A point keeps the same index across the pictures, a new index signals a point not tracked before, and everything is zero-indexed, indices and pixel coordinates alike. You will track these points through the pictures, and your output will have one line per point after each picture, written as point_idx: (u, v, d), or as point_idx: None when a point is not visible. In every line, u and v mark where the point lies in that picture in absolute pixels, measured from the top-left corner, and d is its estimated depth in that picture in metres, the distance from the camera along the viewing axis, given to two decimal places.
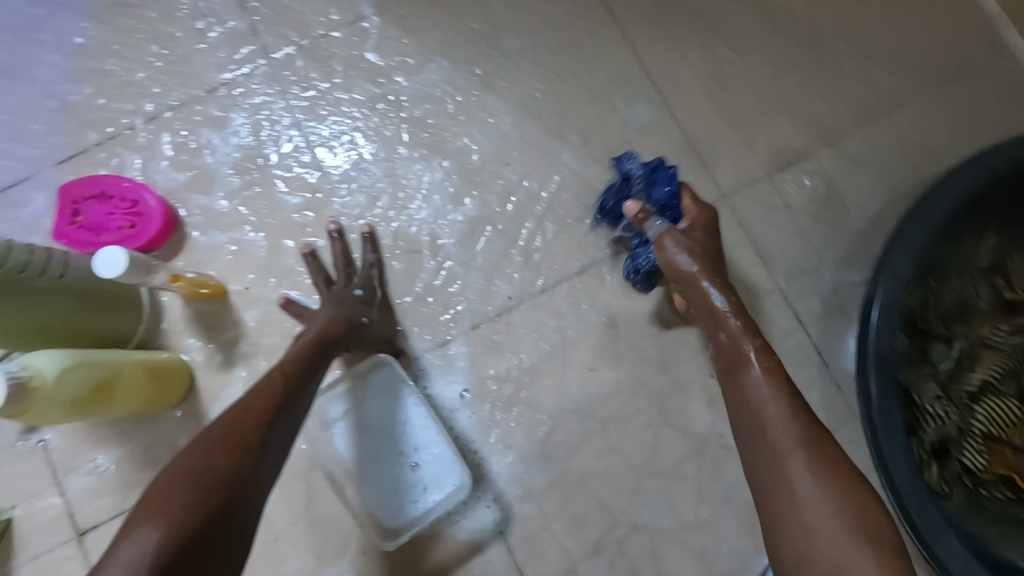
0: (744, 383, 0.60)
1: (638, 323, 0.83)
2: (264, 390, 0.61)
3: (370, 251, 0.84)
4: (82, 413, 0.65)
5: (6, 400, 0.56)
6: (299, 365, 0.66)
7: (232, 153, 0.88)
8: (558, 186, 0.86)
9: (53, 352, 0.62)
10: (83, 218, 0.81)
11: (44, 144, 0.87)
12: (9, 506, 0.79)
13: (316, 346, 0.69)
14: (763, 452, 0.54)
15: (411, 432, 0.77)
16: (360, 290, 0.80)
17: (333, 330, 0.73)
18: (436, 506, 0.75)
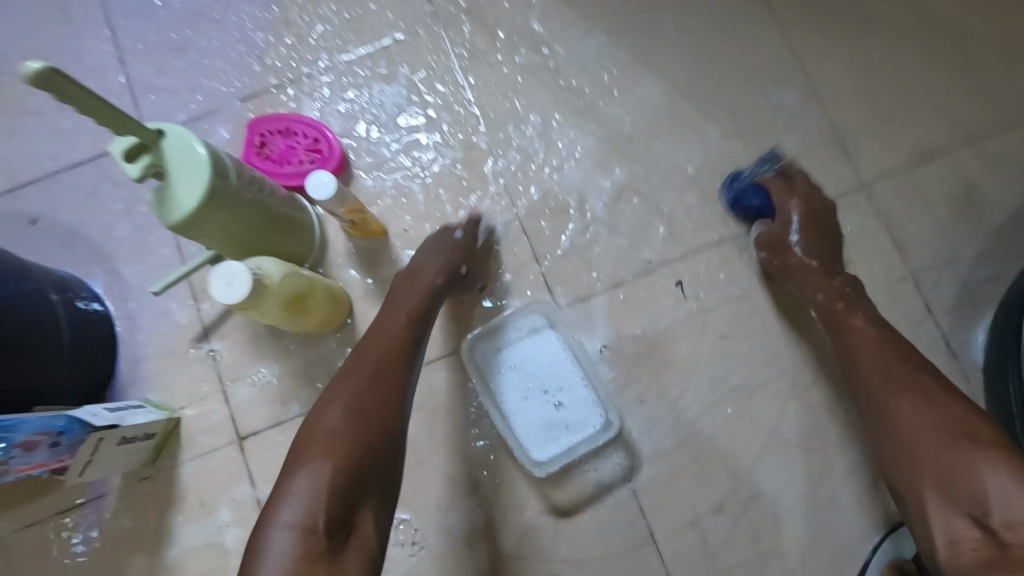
0: (849, 334, 0.73)
1: (772, 297, 0.88)
2: (391, 336, 0.72)
3: (487, 233, 0.89)
4: (287, 316, 0.72)
5: (249, 293, 0.62)
6: (416, 313, 0.76)
7: (399, 105, 0.94)
8: (703, 163, 0.91)
9: (272, 260, 0.68)
10: (269, 149, 0.88)
11: (230, 83, 0.95)
12: (180, 407, 0.87)
13: (425, 292, 0.78)
14: (872, 398, 0.68)
15: (553, 371, 0.83)
16: (460, 234, 0.84)
17: (437, 275, 0.80)
18: (578, 445, 0.81)
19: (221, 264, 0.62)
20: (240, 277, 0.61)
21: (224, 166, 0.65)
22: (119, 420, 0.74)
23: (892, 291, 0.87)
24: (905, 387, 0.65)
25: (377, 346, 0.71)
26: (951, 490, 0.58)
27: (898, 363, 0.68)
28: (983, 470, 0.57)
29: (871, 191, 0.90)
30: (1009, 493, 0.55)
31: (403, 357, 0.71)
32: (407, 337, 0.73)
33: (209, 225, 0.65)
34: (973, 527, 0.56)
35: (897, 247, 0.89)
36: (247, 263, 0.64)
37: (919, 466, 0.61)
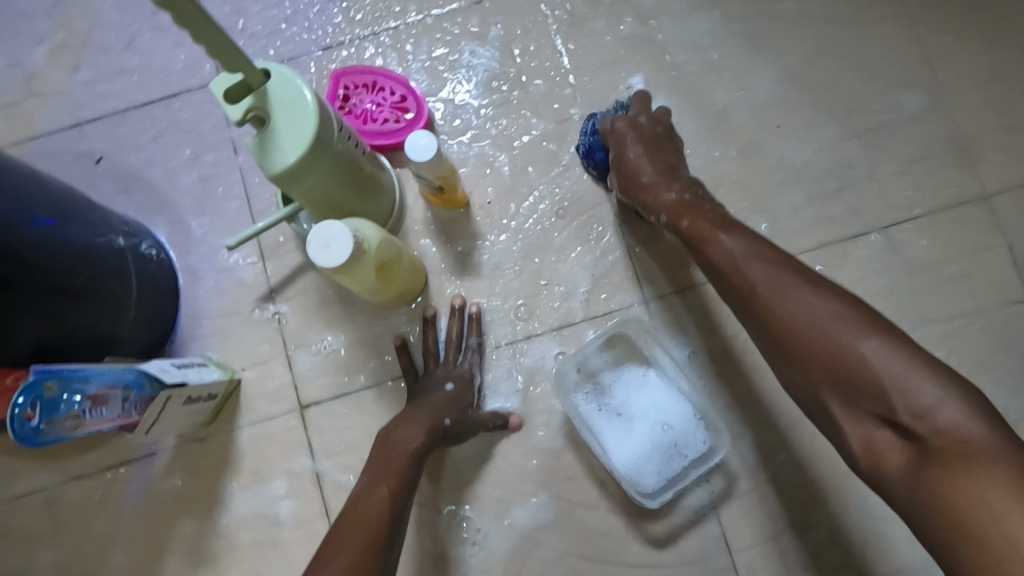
0: (710, 252, 0.66)
1: (876, 307, 0.82)
2: (369, 510, 0.63)
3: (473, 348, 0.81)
4: (373, 285, 0.67)
5: (352, 256, 0.57)
6: (401, 482, 0.66)
7: (490, 69, 0.88)
8: (810, 159, 0.85)
9: (365, 223, 0.63)
10: (352, 104, 0.82)
11: (311, 31, 0.89)
12: (239, 368, 0.83)
13: (406, 460, 0.68)
14: (743, 292, 0.62)
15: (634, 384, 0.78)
16: (452, 386, 0.77)
17: (416, 434, 0.70)
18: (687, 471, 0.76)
19: (321, 223, 0.56)
20: (341, 239, 0.56)
21: (328, 115, 0.59)
22: (185, 378, 0.71)
23: (1005, 312, 0.81)
24: (777, 291, 0.59)
25: (359, 524, 0.61)
26: (848, 388, 0.54)
27: (764, 262, 0.62)
28: (865, 352, 0.53)
29: (992, 202, 0.83)
30: (901, 375, 0.52)
31: (384, 534, 0.61)
32: (389, 507, 0.63)
33: (307, 179, 0.59)
34: (878, 418, 0.53)
35: (1015, 265, 0.82)
36: (346, 223, 0.59)
37: (808, 370, 0.57)
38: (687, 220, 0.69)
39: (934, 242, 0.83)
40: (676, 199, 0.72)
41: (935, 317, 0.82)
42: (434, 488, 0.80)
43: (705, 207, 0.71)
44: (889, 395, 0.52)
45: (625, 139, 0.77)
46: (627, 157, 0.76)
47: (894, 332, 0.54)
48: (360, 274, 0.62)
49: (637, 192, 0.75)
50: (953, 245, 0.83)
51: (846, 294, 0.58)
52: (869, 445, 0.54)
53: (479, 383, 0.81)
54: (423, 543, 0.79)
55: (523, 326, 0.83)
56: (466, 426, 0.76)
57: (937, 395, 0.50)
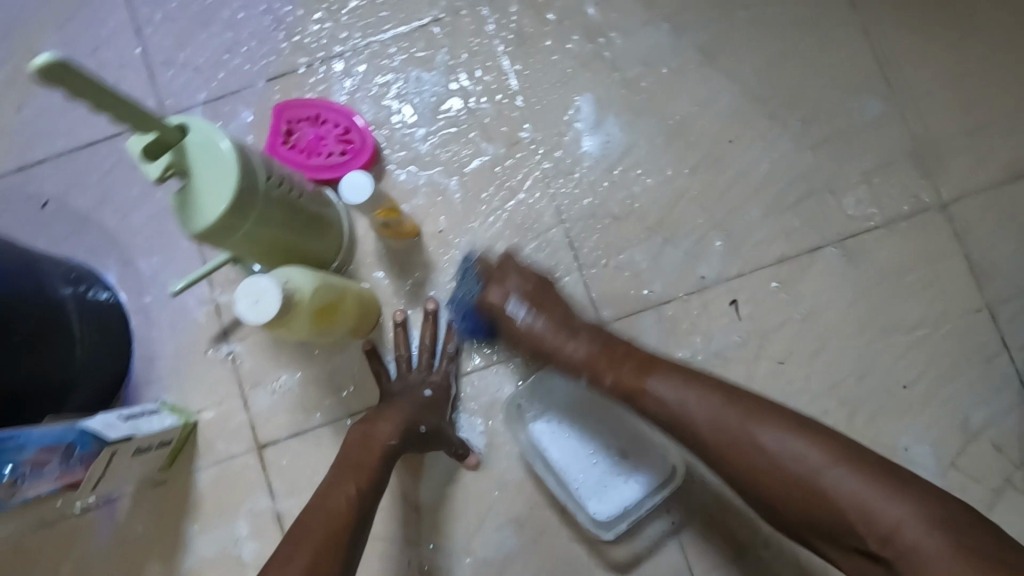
0: (648, 390, 0.64)
1: (836, 322, 0.81)
2: (338, 508, 0.63)
3: (448, 360, 0.80)
4: (317, 330, 0.66)
5: (280, 312, 0.56)
6: (370, 479, 0.67)
7: (437, 95, 0.86)
8: (768, 171, 0.83)
9: (300, 270, 0.62)
10: (296, 139, 0.81)
11: (254, 61, 0.87)
12: (196, 410, 0.82)
13: (378, 459, 0.68)
14: (698, 447, 0.61)
15: (594, 418, 0.77)
16: (430, 392, 0.77)
17: (392, 433, 0.70)
18: (642, 504, 0.75)
19: (248, 279, 0.55)
20: (270, 294, 0.55)
21: (252, 165, 0.58)
22: (135, 429, 0.70)
23: (966, 321, 0.80)
24: (729, 437, 0.59)
25: (325, 519, 0.61)
26: (818, 514, 0.54)
27: (707, 406, 0.61)
28: (828, 483, 0.53)
29: (951, 210, 0.82)
30: (865, 502, 0.52)
31: (349, 535, 0.61)
32: (356, 510, 0.64)
33: (235, 233, 0.58)
34: (859, 550, 0.53)
35: (976, 274, 0.81)
36: (275, 275, 0.57)
37: (783, 512, 0.57)
38: (611, 378, 0.67)
39: (894, 252, 0.82)
40: (594, 348, 0.70)
41: (896, 329, 0.81)
42: (396, 522, 0.80)
43: (620, 348, 0.70)
44: (859, 518, 0.52)
45: (510, 304, 0.74)
46: (530, 329, 0.73)
47: (851, 452, 0.55)
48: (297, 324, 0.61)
49: (544, 350, 0.73)
50: (912, 255, 0.82)
51: (796, 416, 0.59)
52: (854, 564, 0.54)
53: (455, 393, 0.81)
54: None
55: (480, 355, 0.82)
56: (437, 435, 0.75)
57: (899, 514, 0.50)
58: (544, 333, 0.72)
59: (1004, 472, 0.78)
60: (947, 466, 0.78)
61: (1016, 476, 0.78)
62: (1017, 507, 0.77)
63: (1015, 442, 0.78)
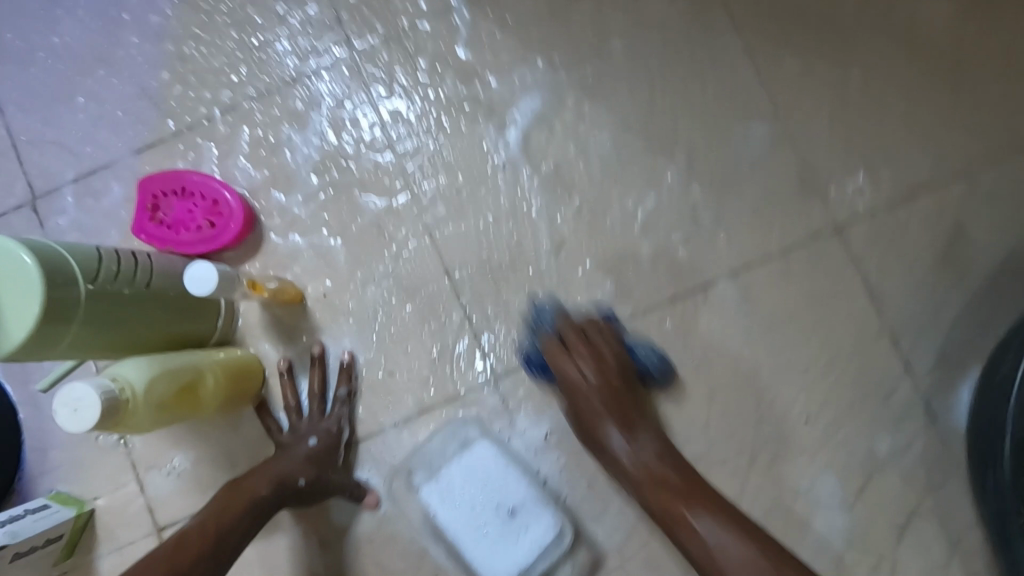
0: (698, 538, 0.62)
1: (733, 360, 0.79)
2: (184, 544, 0.62)
3: (340, 406, 0.79)
4: (174, 415, 0.64)
5: (103, 415, 0.54)
6: (232, 522, 0.66)
7: (312, 153, 0.84)
8: (655, 206, 0.81)
9: (137, 362, 0.60)
10: (162, 215, 0.78)
11: (122, 132, 0.85)
12: (92, 497, 0.81)
13: (239, 511, 0.67)
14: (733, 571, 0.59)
15: (495, 482, 0.74)
16: (315, 441, 0.76)
17: (260, 485, 0.70)
18: (537, 564, 0.73)
19: (65, 387, 0.54)
20: (87, 402, 0.54)
21: (68, 271, 0.57)
22: (12, 535, 0.69)
23: (866, 348, 0.78)
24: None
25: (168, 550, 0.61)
26: None
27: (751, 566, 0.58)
28: (701, 528, 0.62)
29: (845, 233, 0.79)
30: None
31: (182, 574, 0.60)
32: (205, 550, 0.63)
33: (55, 345, 0.57)
34: None
35: (874, 299, 0.78)
36: (97, 378, 0.56)
37: None
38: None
39: (789, 282, 0.79)
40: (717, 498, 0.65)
41: (795, 362, 0.78)
42: None
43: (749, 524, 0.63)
44: (711, 559, 0.60)
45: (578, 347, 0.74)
46: (612, 449, 0.70)
47: (725, 511, 0.63)
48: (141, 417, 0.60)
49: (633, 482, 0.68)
50: (809, 284, 0.79)
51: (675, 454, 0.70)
52: None
53: (347, 440, 0.80)
54: None
55: (374, 420, 0.80)
56: (318, 486, 0.74)
57: None
58: (620, 434, 0.70)
59: (913, 501, 0.76)
60: (855, 498, 0.77)
61: (924, 503, 0.76)
62: (926, 536, 0.76)
63: (922, 471, 0.76)
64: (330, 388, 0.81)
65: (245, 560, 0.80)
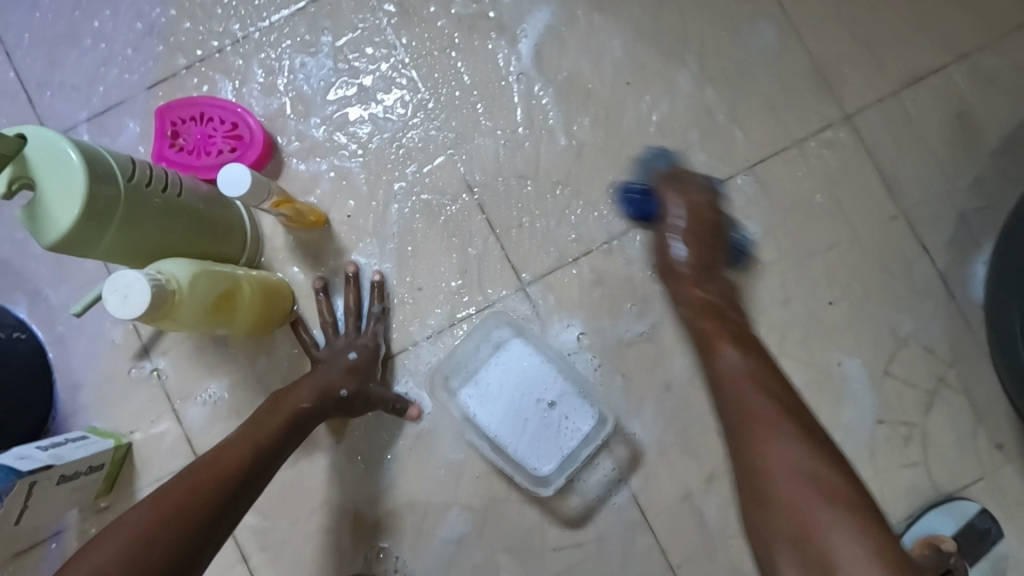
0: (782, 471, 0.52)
1: (756, 251, 0.80)
2: (220, 464, 0.58)
3: (376, 321, 0.80)
4: (214, 321, 0.65)
5: (152, 302, 0.54)
6: (271, 436, 0.63)
7: (327, 78, 0.84)
8: (670, 108, 0.82)
9: (180, 261, 0.61)
10: (183, 140, 0.78)
11: (133, 69, 0.85)
12: (128, 431, 0.81)
13: (282, 424, 0.65)
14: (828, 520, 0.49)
15: (529, 376, 0.77)
16: (355, 355, 0.76)
17: (304, 397, 0.68)
18: (579, 451, 0.75)
19: (114, 274, 0.54)
20: (138, 287, 0.54)
21: (107, 165, 0.57)
22: (57, 458, 0.69)
23: (883, 231, 0.80)
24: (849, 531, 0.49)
25: (206, 465, 0.57)
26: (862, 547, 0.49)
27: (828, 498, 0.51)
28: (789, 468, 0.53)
29: (856, 122, 0.81)
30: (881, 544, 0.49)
31: (220, 494, 0.56)
32: (241, 468, 0.59)
33: (97, 241, 0.57)
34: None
35: (888, 183, 0.80)
36: (144, 269, 0.56)
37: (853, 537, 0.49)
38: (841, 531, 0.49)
39: (805, 172, 0.81)
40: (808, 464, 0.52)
41: (816, 248, 0.80)
42: (349, 511, 0.80)
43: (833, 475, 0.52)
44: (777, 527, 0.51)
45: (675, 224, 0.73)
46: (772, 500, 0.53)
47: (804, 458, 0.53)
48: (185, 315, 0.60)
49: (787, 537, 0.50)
50: (825, 172, 0.81)
51: (788, 402, 0.57)
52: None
53: (383, 356, 0.80)
54: (346, 566, 0.79)
55: (407, 335, 0.81)
56: (358, 399, 0.74)
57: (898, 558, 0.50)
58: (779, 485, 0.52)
59: (937, 374, 0.79)
60: (881, 376, 0.79)
61: (948, 375, 0.78)
62: (952, 406, 0.78)
63: (945, 345, 0.79)
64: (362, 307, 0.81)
65: (287, 482, 0.81)
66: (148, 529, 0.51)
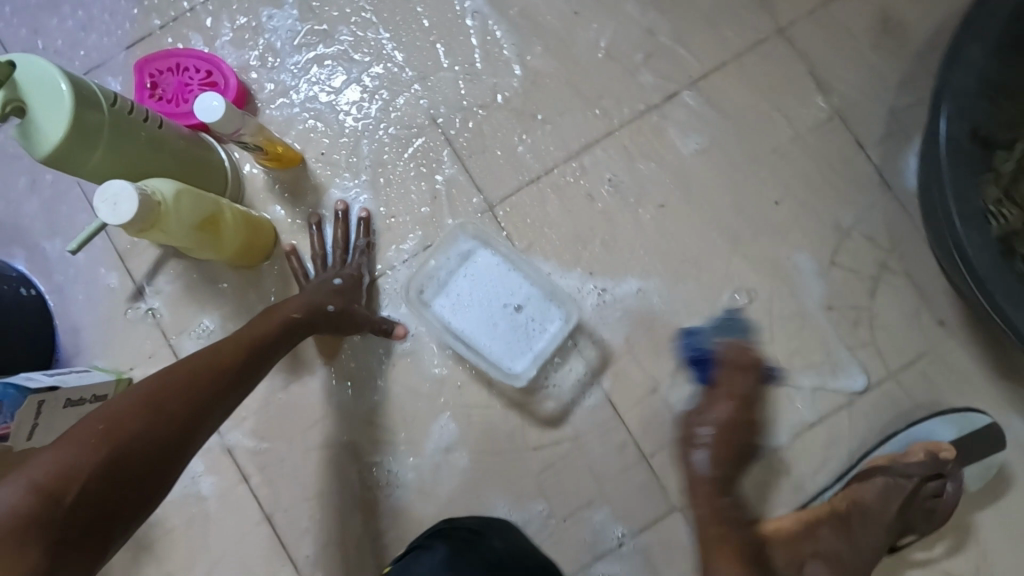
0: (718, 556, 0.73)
1: (704, 159, 0.86)
2: (212, 368, 0.60)
3: (361, 255, 0.85)
4: (198, 238, 0.70)
5: (140, 210, 0.60)
6: (263, 338, 0.67)
7: (293, 28, 0.89)
8: (616, 34, 0.88)
9: (165, 180, 0.66)
10: (161, 90, 0.84)
11: (111, 33, 0.90)
12: (128, 368, 0.86)
13: (275, 330, 0.69)
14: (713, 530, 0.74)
15: (502, 286, 0.82)
16: (341, 280, 0.80)
17: (296, 309, 0.72)
18: (549, 344, 0.81)
19: (104, 185, 0.59)
20: (126, 196, 0.59)
21: (93, 92, 0.62)
22: (60, 383, 0.74)
23: (820, 131, 0.86)
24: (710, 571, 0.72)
25: (213, 362, 0.60)
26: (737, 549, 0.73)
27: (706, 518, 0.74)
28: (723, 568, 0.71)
29: (789, 34, 0.87)
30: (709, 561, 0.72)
31: (212, 396, 0.59)
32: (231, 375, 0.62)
33: (86, 161, 0.62)
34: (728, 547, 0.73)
35: (821, 87, 0.86)
36: (133, 183, 0.61)
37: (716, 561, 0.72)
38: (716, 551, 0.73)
39: (746, 83, 0.87)
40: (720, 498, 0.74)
41: (760, 153, 0.86)
42: (342, 427, 0.85)
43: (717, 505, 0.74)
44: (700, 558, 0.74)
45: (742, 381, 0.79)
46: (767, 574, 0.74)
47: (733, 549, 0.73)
48: (171, 229, 0.65)
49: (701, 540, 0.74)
50: (764, 82, 0.87)
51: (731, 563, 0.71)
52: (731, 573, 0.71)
53: (368, 283, 0.86)
54: (342, 478, 0.85)
55: (384, 257, 0.87)
56: (345, 317, 0.79)
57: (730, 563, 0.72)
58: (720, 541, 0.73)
59: (880, 260, 0.84)
60: (828, 266, 0.85)
61: (891, 260, 0.84)
62: (896, 288, 0.84)
63: (885, 232, 0.85)
64: (351, 241, 0.86)
65: (282, 406, 0.86)
66: (147, 418, 0.53)
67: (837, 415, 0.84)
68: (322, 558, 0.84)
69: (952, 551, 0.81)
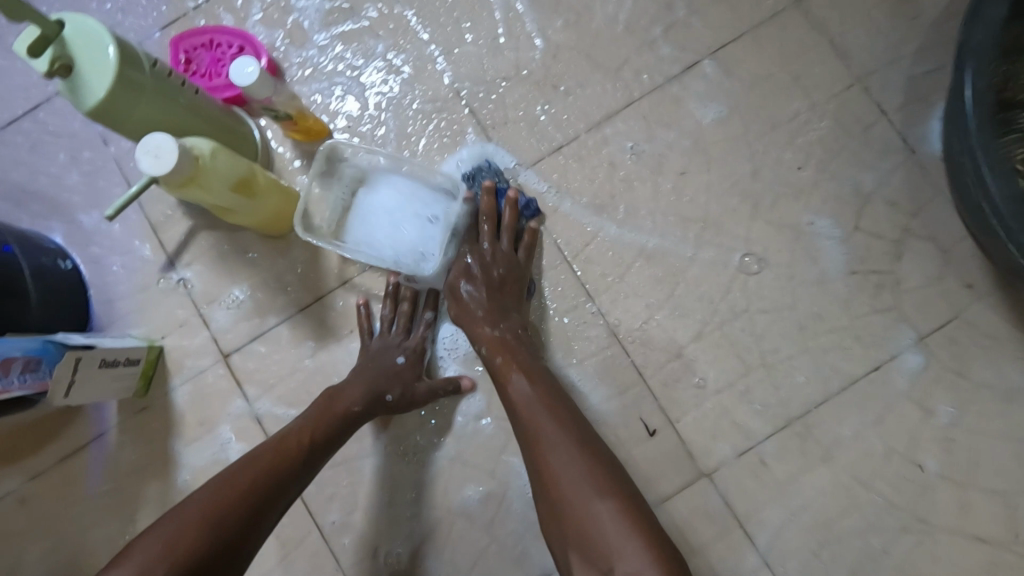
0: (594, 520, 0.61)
1: (724, 127, 0.87)
2: (227, 498, 0.62)
3: (426, 329, 0.85)
4: (232, 198, 0.72)
5: (179, 162, 0.62)
6: (319, 427, 0.73)
7: (320, 7, 0.92)
8: (635, 6, 0.90)
9: (205, 139, 0.68)
10: (195, 65, 0.87)
11: (147, 16, 0.93)
12: (159, 337, 0.87)
13: (333, 419, 0.74)
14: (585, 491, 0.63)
15: (415, 200, 0.82)
16: (403, 358, 0.82)
17: (355, 400, 0.76)
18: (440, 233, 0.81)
19: (146, 137, 0.62)
20: (167, 147, 0.61)
21: (136, 53, 0.64)
22: (96, 343, 0.75)
23: (840, 97, 0.86)
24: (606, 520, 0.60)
25: (269, 460, 0.67)
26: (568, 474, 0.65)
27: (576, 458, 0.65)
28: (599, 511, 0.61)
29: (806, 4, 0.88)
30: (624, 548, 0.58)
31: (235, 525, 0.61)
32: (252, 503, 0.63)
33: (129, 119, 0.65)
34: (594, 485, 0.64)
35: (840, 54, 0.87)
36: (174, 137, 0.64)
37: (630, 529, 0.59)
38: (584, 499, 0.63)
39: (764, 52, 0.88)
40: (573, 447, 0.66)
41: (779, 120, 0.87)
42: None
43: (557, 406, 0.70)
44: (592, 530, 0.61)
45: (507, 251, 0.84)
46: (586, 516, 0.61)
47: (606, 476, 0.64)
48: (207, 184, 0.68)
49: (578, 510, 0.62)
50: (781, 51, 0.88)
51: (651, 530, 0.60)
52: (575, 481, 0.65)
53: (429, 357, 0.86)
54: (369, 445, 0.86)
55: None
56: (403, 401, 0.80)
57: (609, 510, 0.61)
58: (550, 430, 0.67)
59: (903, 224, 0.84)
60: (851, 231, 0.85)
61: (914, 225, 0.84)
62: (921, 252, 0.84)
63: (907, 196, 0.85)
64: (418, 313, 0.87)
65: (308, 373, 0.86)
66: (172, 556, 0.57)
67: (864, 379, 0.83)
68: (350, 524, 0.84)
69: (985, 518, 0.80)
